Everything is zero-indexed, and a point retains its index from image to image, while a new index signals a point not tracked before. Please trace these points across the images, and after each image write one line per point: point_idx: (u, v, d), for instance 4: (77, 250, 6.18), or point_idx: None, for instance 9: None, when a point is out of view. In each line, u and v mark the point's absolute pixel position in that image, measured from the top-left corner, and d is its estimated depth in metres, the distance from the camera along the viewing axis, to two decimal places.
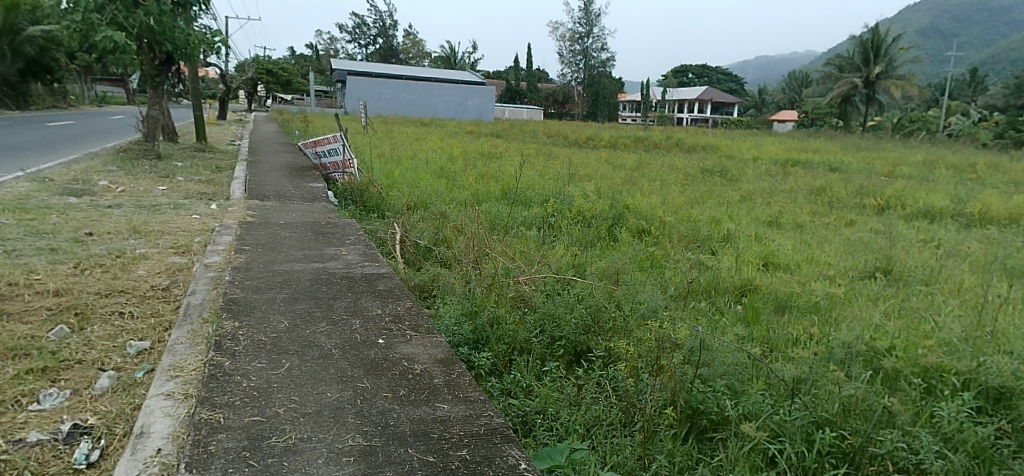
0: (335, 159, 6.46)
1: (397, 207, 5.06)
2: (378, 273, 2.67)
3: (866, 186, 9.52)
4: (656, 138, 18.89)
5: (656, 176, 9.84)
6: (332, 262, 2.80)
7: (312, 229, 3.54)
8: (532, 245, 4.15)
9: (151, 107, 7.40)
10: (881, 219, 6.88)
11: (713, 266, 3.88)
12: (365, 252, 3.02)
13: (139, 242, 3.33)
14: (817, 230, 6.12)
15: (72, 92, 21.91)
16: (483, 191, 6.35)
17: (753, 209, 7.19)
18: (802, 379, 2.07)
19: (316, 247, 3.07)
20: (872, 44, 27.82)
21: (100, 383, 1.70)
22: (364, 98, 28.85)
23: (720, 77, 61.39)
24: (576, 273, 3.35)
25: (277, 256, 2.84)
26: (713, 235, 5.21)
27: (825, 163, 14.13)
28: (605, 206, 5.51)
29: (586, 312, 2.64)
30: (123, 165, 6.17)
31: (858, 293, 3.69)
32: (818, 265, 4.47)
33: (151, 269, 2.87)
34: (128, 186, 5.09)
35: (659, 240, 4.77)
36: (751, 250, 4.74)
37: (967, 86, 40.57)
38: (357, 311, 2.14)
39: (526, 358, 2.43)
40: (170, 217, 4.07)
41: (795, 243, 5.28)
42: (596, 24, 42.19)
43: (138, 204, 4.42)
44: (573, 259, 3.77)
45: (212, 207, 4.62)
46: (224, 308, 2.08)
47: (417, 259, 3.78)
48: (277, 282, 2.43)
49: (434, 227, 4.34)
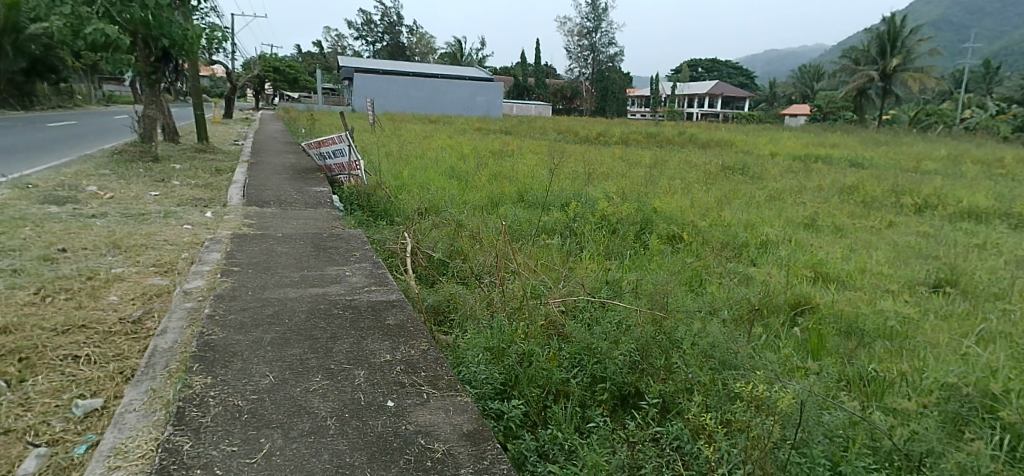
0: (340, 160, 6.06)
1: (407, 213, 4.68)
2: (389, 300, 2.28)
3: (900, 183, 9.04)
4: (668, 134, 18.36)
5: (676, 175, 9.34)
6: (334, 286, 2.40)
7: (313, 243, 3.15)
8: (557, 258, 3.77)
9: (147, 107, 7.02)
10: (925, 221, 6.40)
11: (763, 280, 3.47)
12: (372, 273, 2.62)
13: (117, 260, 2.95)
14: (860, 235, 5.65)
15: (78, 92, 21.78)
16: (497, 193, 5.93)
17: (787, 210, 6.72)
18: (919, 451, 1.65)
19: (317, 266, 2.68)
20: (889, 36, 27.09)
21: (23, 466, 1.34)
22: (371, 95, 28.45)
23: (731, 71, 60.63)
24: (612, 293, 2.95)
25: (270, 279, 2.45)
26: (750, 240, 4.78)
27: (846, 159, 13.59)
28: (632, 210, 5.09)
29: (634, 344, 2.24)
30: (116, 169, 5.82)
31: (929, 311, 3.26)
32: (874, 277, 4.02)
33: (125, 294, 2.48)
34: (118, 192, 4.73)
35: (695, 249, 4.34)
36: (796, 259, 4.32)
37: (984, 78, 39.63)
38: (362, 358, 1.74)
39: (564, 405, 2.03)
40: (158, 228, 3.70)
41: (841, 251, 4.82)
42: (604, 19, 41.65)
43: (125, 212, 4.06)
44: (603, 274, 3.38)
45: (205, 215, 4.25)
46: (197, 355, 1.69)
47: (430, 275, 3.40)
48: (267, 316, 2.03)
49: (449, 236, 3.94)
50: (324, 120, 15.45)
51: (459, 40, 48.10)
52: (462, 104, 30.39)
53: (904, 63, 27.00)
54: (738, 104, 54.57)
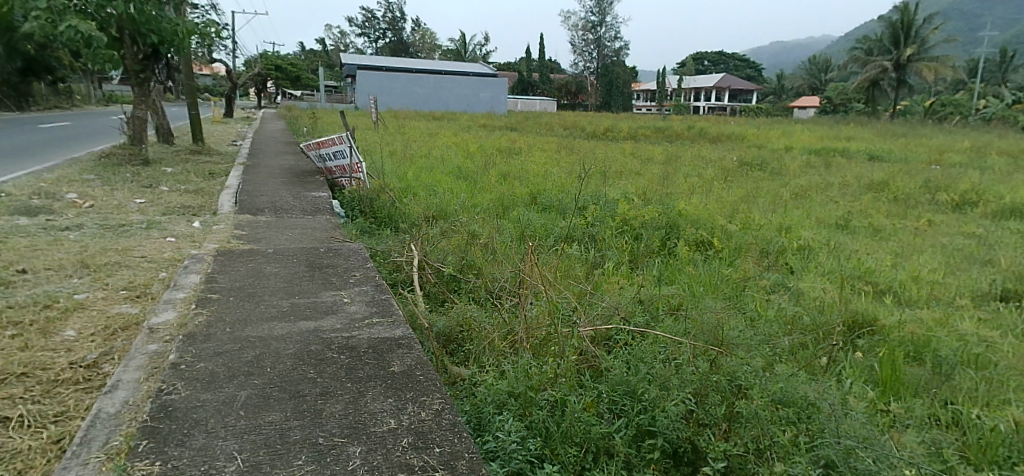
0: (341, 162, 5.68)
1: (414, 220, 4.33)
2: (394, 337, 1.90)
3: (931, 178, 8.58)
4: (678, 128, 17.87)
5: (693, 172, 8.90)
6: (329, 319, 2.02)
7: (307, 261, 2.77)
8: (579, 272, 3.40)
9: (136, 107, 6.66)
10: (966, 221, 5.98)
11: (816, 297, 3.08)
12: (375, 299, 2.24)
13: (83, 283, 2.59)
14: (902, 237, 5.24)
15: (78, 92, 21.58)
16: (508, 196, 5.56)
17: (817, 210, 6.30)
18: None
19: (309, 292, 2.31)
20: (902, 25, 26.39)
21: None
22: (374, 92, 28.05)
23: (737, 64, 59.88)
24: (648, 317, 2.57)
25: (252, 310, 2.07)
26: (786, 246, 4.41)
27: (864, 152, 13.11)
28: (656, 213, 4.68)
29: (688, 384, 1.86)
30: (102, 173, 5.48)
31: (1007, 330, 2.88)
32: (932, 288, 3.63)
33: (84, 328, 2.12)
34: (100, 200, 4.37)
35: (730, 259, 3.96)
36: (839, 267, 3.94)
37: (998, 68, 38.83)
38: (361, 425, 1.37)
39: (608, 469, 1.65)
40: (137, 242, 3.34)
41: (888, 256, 4.42)
42: (608, 13, 41.01)
43: (103, 224, 3.70)
44: (634, 290, 3.00)
45: (193, 225, 3.89)
46: (147, 426, 1.32)
47: (440, 293, 3.04)
48: (245, 363, 1.65)
49: (459, 248, 3.58)
50: (325, 118, 15.08)
51: (462, 35, 47.53)
52: (466, 100, 29.99)
53: (918, 52, 26.33)
54: (745, 97, 53.79)
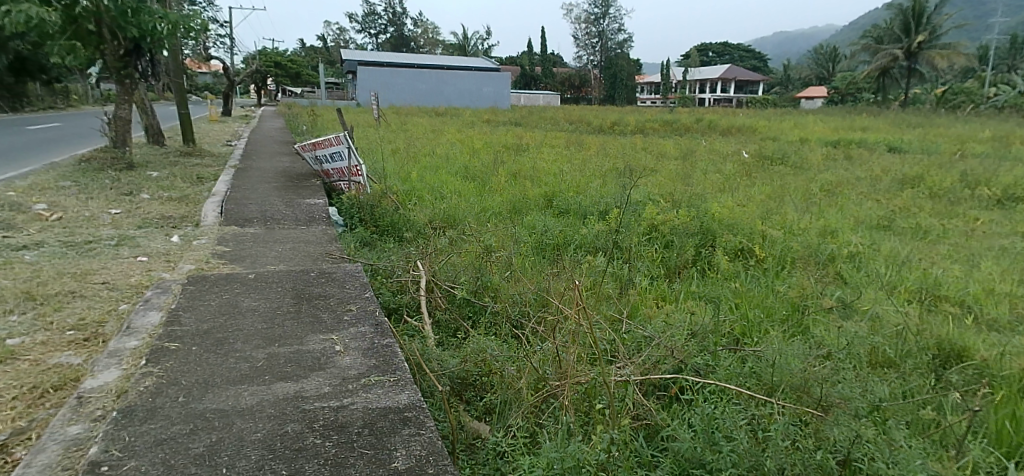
0: (338, 165, 5.20)
1: (420, 230, 3.88)
2: (397, 408, 1.44)
3: (967, 171, 8.06)
4: (687, 120, 17.36)
5: (711, 168, 8.42)
6: (316, 379, 1.57)
7: (294, 290, 2.31)
8: (610, 290, 2.96)
9: (119, 107, 6.24)
10: (1019, 220, 5.49)
11: (894, 323, 2.63)
12: (375, 347, 1.79)
13: (23, 322, 2.15)
14: (955, 240, 4.75)
15: (76, 92, 21.43)
16: (520, 197, 5.12)
17: (853, 209, 5.81)
18: None
19: (292, 337, 1.85)
20: (914, 12, 25.67)
21: None
22: (375, 88, 27.58)
23: (742, 55, 59.28)
24: (705, 357, 2.14)
25: (218, 367, 1.61)
26: (835, 254, 3.95)
27: (883, 143, 12.58)
28: (687, 217, 4.23)
29: (787, 465, 1.44)
30: (80, 180, 5.04)
31: None
32: (1014, 303, 3.16)
33: (6, 388, 1.67)
34: (70, 212, 3.93)
35: (777, 272, 3.52)
36: (902, 279, 3.46)
37: (1011, 54, 37.96)
38: None
39: None
40: (102, 263, 2.89)
41: (952, 264, 3.93)
42: (611, 5, 40.42)
43: (66, 241, 3.26)
44: (681, 318, 2.54)
45: (171, 239, 3.45)
46: None
47: (453, 321, 2.60)
48: (193, 460, 1.22)
49: (472, 263, 3.13)
50: (325, 116, 14.63)
51: (464, 30, 47.04)
52: (470, 95, 29.49)
53: (931, 39, 25.66)
54: (752, 88, 52.87)
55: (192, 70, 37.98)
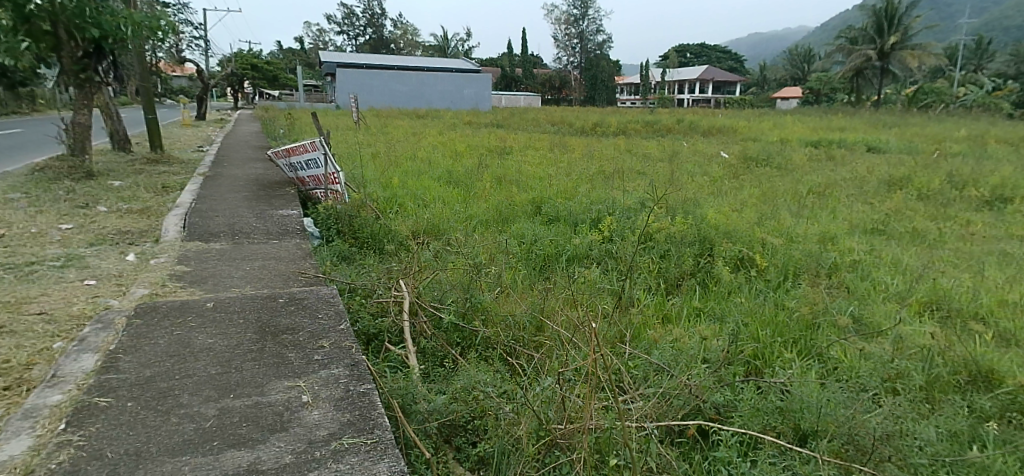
0: (314, 172, 4.89)
1: (402, 243, 3.62)
2: None
3: (950, 171, 8.04)
4: (668, 121, 17.31)
5: (697, 169, 8.30)
6: (275, 446, 1.30)
7: (258, 323, 2.03)
8: (609, 307, 2.72)
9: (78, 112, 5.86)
10: (1012, 221, 5.39)
11: (915, 342, 2.43)
12: (349, 395, 1.52)
13: None
14: (954, 244, 4.61)
15: (41, 96, 20.76)
16: (507, 204, 4.86)
17: (846, 212, 5.67)
18: None
19: (251, 384, 1.57)
20: (886, 14, 26.03)
21: None
22: (353, 90, 27.17)
23: (720, 56, 59.91)
24: (723, 390, 1.91)
25: (155, 431, 1.33)
26: (839, 263, 3.77)
27: (863, 143, 12.62)
28: (683, 224, 4.02)
29: None
30: (31, 191, 4.67)
31: None
32: None
33: None
34: (15, 228, 3.59)
35: (782, 285, 3.33)
36: (911, 290, 3.28)
37: (978, 56, 38.86)
38: None
39: None
40: (42, 288, 2.57)
41: (956, 272, 3.77)
42: (590, 6, 40.50)
43: (6, 262, 2.93)
44: (692, 341, 2.30)
45: (126, 258, 3.13)
46: None
47: (440, 348, 2.33)
48: None
49: (459, 279, 2.86)
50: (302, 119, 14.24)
51: (444, 31, 46.78)
52: (450, 97, 29.16)
53: (903, 40, 26.03)
54: (730, 89, 53.28)
55: (166, 72, 37.20)
